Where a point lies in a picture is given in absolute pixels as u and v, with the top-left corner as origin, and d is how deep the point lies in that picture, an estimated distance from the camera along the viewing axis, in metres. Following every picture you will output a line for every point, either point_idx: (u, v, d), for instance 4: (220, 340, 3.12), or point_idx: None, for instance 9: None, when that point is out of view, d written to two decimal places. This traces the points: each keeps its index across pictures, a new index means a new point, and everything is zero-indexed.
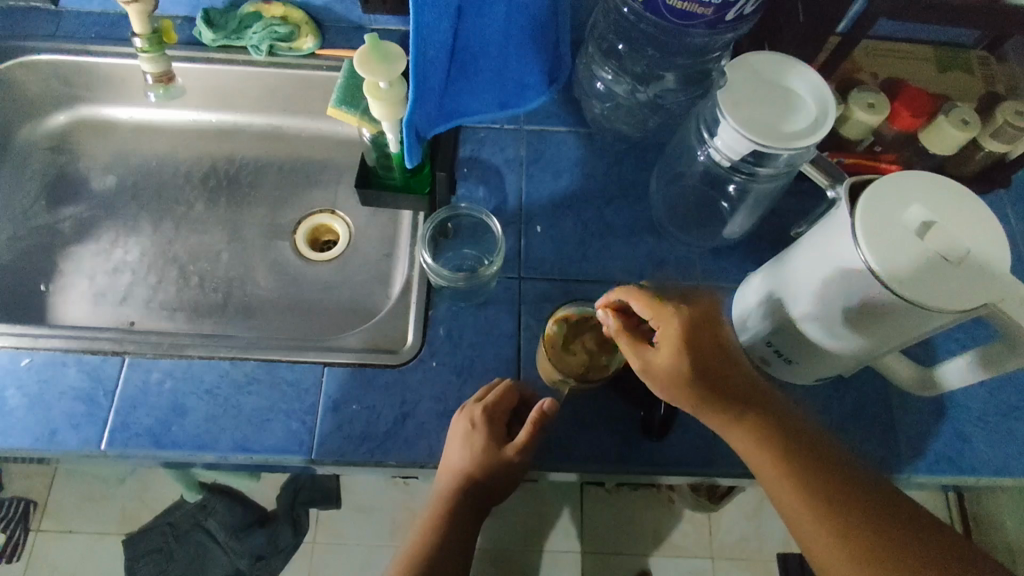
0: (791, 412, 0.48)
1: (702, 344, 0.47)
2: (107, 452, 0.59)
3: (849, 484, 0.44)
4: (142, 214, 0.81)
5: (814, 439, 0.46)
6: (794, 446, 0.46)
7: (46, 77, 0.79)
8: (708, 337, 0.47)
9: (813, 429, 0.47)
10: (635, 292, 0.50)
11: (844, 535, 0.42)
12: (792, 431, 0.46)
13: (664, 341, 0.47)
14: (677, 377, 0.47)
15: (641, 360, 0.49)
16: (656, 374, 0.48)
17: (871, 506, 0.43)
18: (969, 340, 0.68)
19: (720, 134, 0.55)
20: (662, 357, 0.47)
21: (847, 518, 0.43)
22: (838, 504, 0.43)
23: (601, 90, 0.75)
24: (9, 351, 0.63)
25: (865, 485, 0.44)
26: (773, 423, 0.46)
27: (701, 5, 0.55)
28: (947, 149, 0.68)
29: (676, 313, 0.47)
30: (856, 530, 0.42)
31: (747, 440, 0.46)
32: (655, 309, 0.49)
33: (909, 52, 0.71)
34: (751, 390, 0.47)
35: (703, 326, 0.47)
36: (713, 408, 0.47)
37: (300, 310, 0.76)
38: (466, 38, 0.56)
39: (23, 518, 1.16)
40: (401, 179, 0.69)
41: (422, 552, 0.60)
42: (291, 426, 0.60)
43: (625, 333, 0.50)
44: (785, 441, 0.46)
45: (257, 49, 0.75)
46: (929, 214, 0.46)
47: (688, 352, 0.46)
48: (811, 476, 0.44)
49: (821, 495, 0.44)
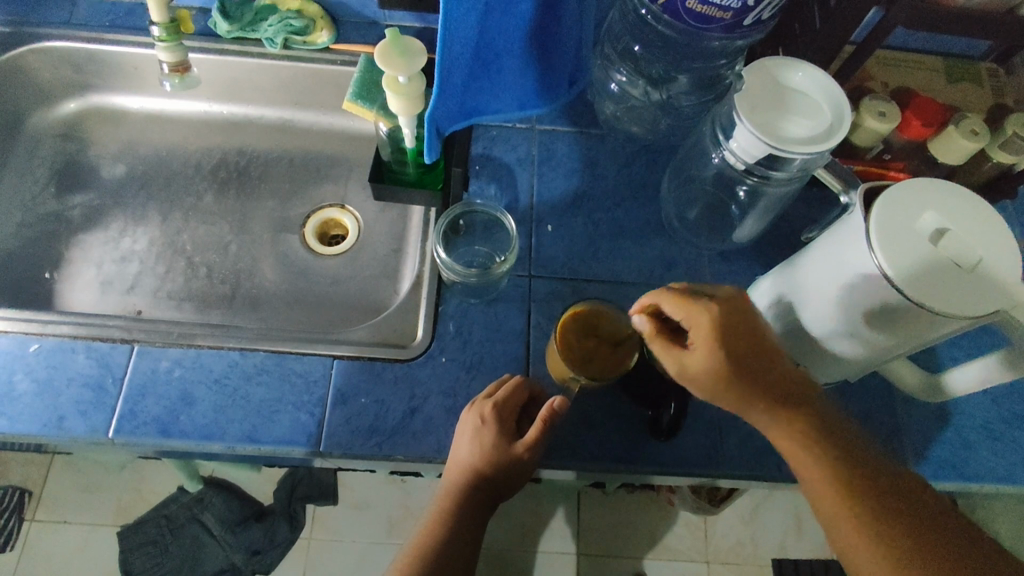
0: (832, 413, 0.48)
1: (741, 341, 0.47)
2: (114, 440, 0.59)
3: (885, 490, 0.45)
4: (151, 204, 0.81)
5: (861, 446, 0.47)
6: (833, 447, 0.46)
7: (59, 63, 0.79)
8: (748, 331, 0.47)
9: (852, 432, 0.48)
10: (665, 295, 0.51)
11: (877, 537, 0.43)
12: (834, 434, 0.47)
13: (701, 342, 0.47)
14: (718, 377, 0.47)
15: (677, 365, 0.49)
16: (693, 376, 0.48)
17: (906, 508, 0.44)
18: (973, 348, 0.69)
19: (737, 138, 0.56)
20: (698, 357, 0.47)
21: (882, 520, 0.44)
22: (874, 508, 0.44)
23: (614, 91, 0.76)
24: (17, 336, 0.62)
25: (897, 486, 0.45)
26: (813, 424, 0.47)
27: (720, 9, 0.55)
28: (958, 158, 0.68)
29: (712, 309, 0.48)
30: (889, 532, 0.43)
31: (790, 446, 0.47)
32: (687, 308, 0.49)
33: (919, 62, 0.72)
34: (796, 391, 0.47)
35: (740, 326, 0.47)
36: (754, 411, 0.47)
37: (308, 302, 0.76)
38: (491, 39, 0.56)
39: (18, 508, 1.15)
40: (415, 175, 0.69)
41: (428, 549, 0.59)
42: (300, 418, 0.60)
43: (657, 337, 0.50)
44: (824, 441, 0.46)
45: (272, 42, 0.76)
46: (944, 221, 0.47)
47: (726, 351, 0.46)
48: (849, 478, 0.45)
49: (860, 502, 0.44)
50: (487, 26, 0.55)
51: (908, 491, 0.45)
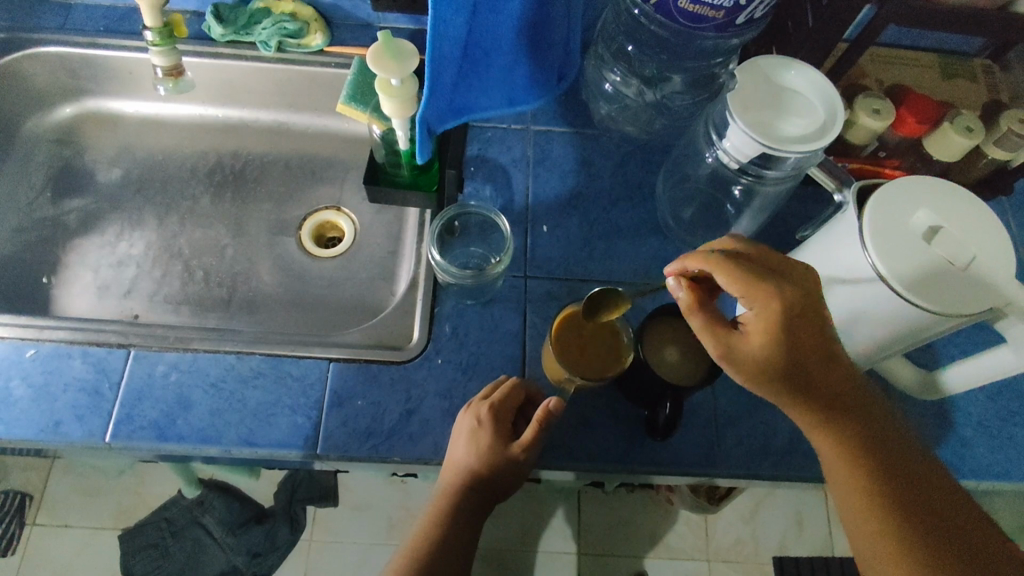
0: (876, 411, 0.47)
1: (801, 331, 0.44)
2: (111, 444, 0.59)
3: (910, 492, 0.45)
4: (147, 208, 0.81)
5: (901, 454, 0.46)
6: (867, 446, 0.46)
7: (54, 68, 0.79)
8: (808, 321, 0.44)
9: (894, 431, 0.47)
10: (717, 263, 0.45)
11: (904, 544, 0.43)
12: (871, 434, 0.46)
13: (759, 327, 0.44)
14: (766, 365, 0.45)
15: (723, 346, 0.46)
16: (739, 360, 0.45)
17: (927, 511, 0.44)
18: (970, 345, 0.69)
19: (730, 137, 0.55)
20: (751, 344, 0.45)
21: (911, 528, 0.43)
22: (902, 511, 0.44)
23: (609, 91, 0.76)
24: (14, 341, 0.63)
25: (924, 488, 0.45)
26: (853, 422, 0.46)
27: (712, 8, 0.55)
28: (952, 156, 0.68)
29: (776, 294, 0.44)
30: (906, 532, 0.43)
31: (824, 438, 0.47)
32: (752, 285, 0.44)
33: (915, 58, 0.71)
34: (842, 387, 0.46)
35: (800, 312, 0.44)
36: (794, 404, 0.46)
37: (305, 305, 0.76)
38: (480, 37, 0.56)
39: (19, 512, 1.15)
40: (409, 177, 0.69)
41: (425, 551, 0.59)
42: (296, 421, 0.61)
43: (699, 310, 0.47)
44: (860, 439, 0.46)
45: (267, 45, 0.76)
46: (937, 218, 0.47)
47: (784, 342, 0.44)
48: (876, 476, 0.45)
49: (882, 500, 0.44)
50: (476, 25, 0.55)
51: (934, 495, 0.45)
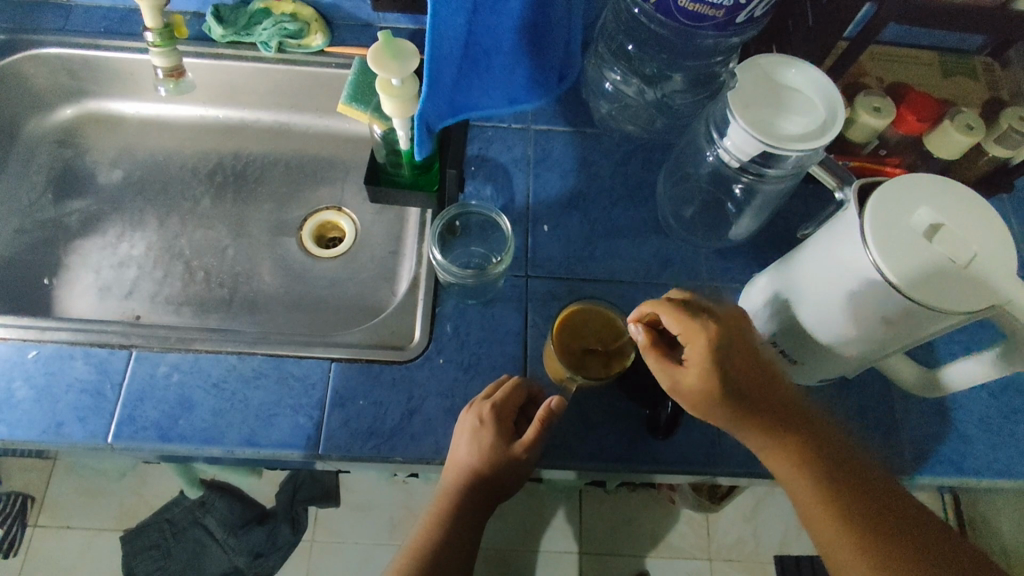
0: (822, 426, 0.50)
1: (733, 362, 0.48)
2: (113, 445, 0.59)
3: (875, 501, 0.46)
4: (148, 209, 0.81)
5: (855, 463, 0.48)
6: (823, 460, 0.47)
7: (55, 70, 0.79)
8: (741, 351, 0.48)
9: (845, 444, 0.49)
10: (660, 304, 0.50)
11: (873, 548, 0.43)
12: (823, 448, 0.48)
13: (695, 361, 0.48)
14: (707, 395, 0.48)
15: (669, 380, 0.49)
16: (685, 392, 0.49)
17: (892, 515, 0.45)
18: (971, 342, 0.69)
19: (730, 135, 0.55)
20: (691, 376, 0.48)
21: (877, 533, 0.44)
22: (866, 516, 0.45)
23: (609, 90, 0.76)
24: (16, 342, 0.63)
25: (887, 495, 0.46)
26: (805, 439, 0.48)
27: (712, 7, 0.55)
28: (952, 154, 0.68)
29: (706, 329, 0.48)
30: (875, 538, 0.44)
31: (779, 458, 0.48)
32: (685, 322, 0.49)
33: (915, 57, 0.72)
34: (787, 409, 0.49)
35: (732, 342, 0.48)
36: (744, 428, 0.48)
37: (306, 305, 0.76)
38: (480, 36, 0.56)
39: (21, 513, 1.15)
40: (410, 177, 0.69)
41: (427, 549, 0.59)
42: (298, 421, 0.61)
43: (652, 348, 0.51)
44: (816, 454, 0.48)
45: (267, 46, 0.76)
46: (939, 216, 0.47)
47: (719, 374, 0.47)
48: (836, 485, 0.46)
49: (846, 507, 0.45)
50: (475, 24, 0.55)
51: (896, 502, 0.46)
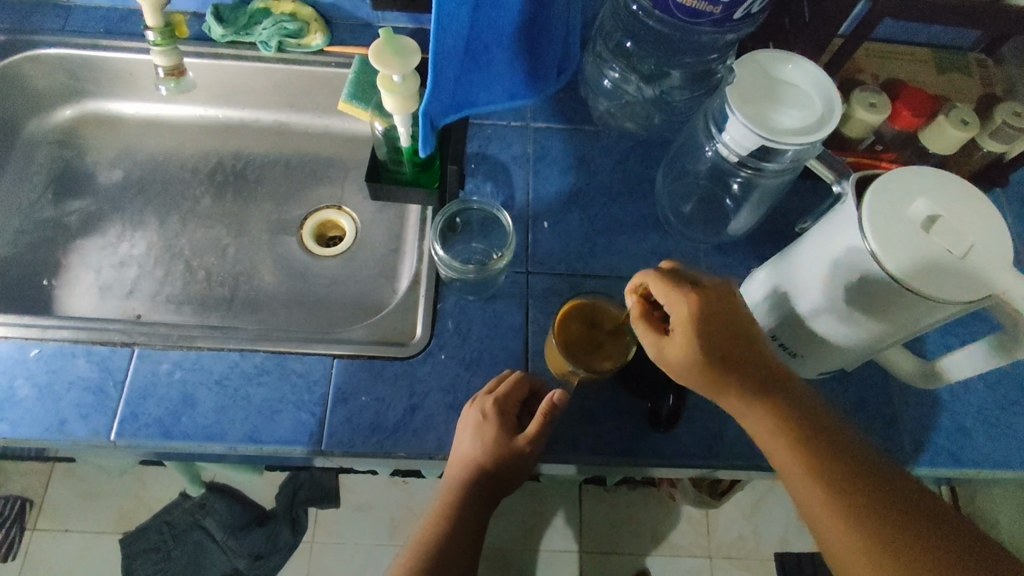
0: (807, 398, 0.49)
1: (715, 328, 0.49)
2: (116, 443, 0.59)
3: (863, 473, 0.45)
4: (148, 209, 0.81)
5: (841, 437, 0.47)
6: (809, 431, 0.47)
7: (54, 70, 0.79)
8: (721, 317, 0.49)
9: (830, 417, 0.49)
10: (653, 279, 0.52)
11: (859, 521, 0.43)
12: (808, 418, 0.48)
13: (679, 327, 0.49)
14: (692, 362, 0.49)
15: (657, 347, 0.51)
16: (673, 362, 0.50)
17: (878, 488, 0.45)
18: (967, 335, 0.70)
19: (729, 129, 0.56)
20: (676, 346, 0.49)
21: (863, 505, 0.44)
22: (852, 490, 0.44)
23: (608, 87, 0.77)
24: (18, 341, 0.63)
25: (875, 467, 0.46)
26: (790, 409, 0.48)
27: (710, 3, 0.56)
28: (947, 148, 0.69)
29: (687, 297, 0.49)
30: (863, 512, 0.43)
31: (761, 427, 0.48)
32: (669, 294, 0.50)
33: (908, 53, 0.73)
34: (769, 377, 0.49)
35: (715, 310, 0.49)
36: (729, 395, 0.49)
37: (307, 303, 0.76)
38: (480, 30, 0.57)
39: (19, 516, 1.15)
40: (411, 174, 0.69)
41: (430, 544, 0.59)
42: (301, 417, 0.61)
43: (642, 318, 0.52)
44: (801, 425, 0.47)
45: (267, 45, 0.76)
46: (935, 208, 0.48)
47: (702, 339, 0.48)
48: (821, 455, 0.46)
49: (832, 481, 0.45)
50: (477, 18, 0.55)
51: (883, 475, 0.45)
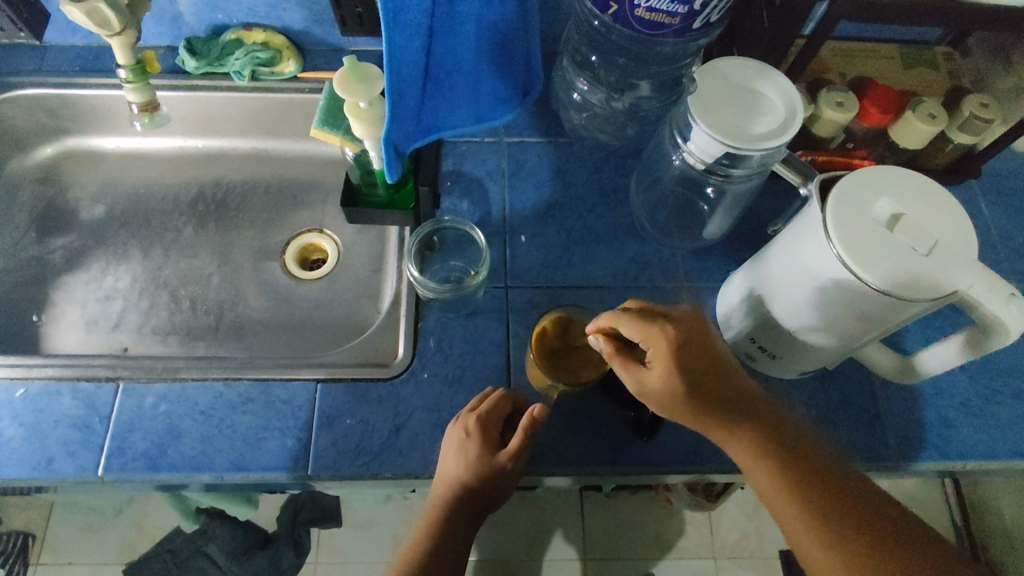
0: (783, 419, 0.49)
1: (693, 361, 0.48)
2: (104, 478, 0.60)
3: (840, 492, 0.46)
4: (131, 242, 0.82)
5: (816, 456, 0.48)
6: (787, 452, 0.47)
7: (32, 110, 0.80)
8: (697, 350, 0.48)
9: (806, 437, 0.49)
10: (616, 316, 0.50)
11: (840, 541, 0.44)
12: (785, 440, 0.48)
13: (658, 362, 0.48)
14: (672, 395, 0.48)
15: (637, 381, 0.50)
16: (653, 393, 0.49)
17: (856, 506, 0.45)
18: (947, 327, 0.70)
19: (693, 138, 0.57)
20: (656, 376, 0.48)
21: (842, 525, 0.44)
22: (832, 510, 0.45)
23: (577, 100, 0.77)
24: (4, 381, 0.63)
25: (852, 485, 0.46)
26: (767, 432, 0.48)
27: (667, 14, 0.57)
28: (917, 143, 0.70)
29: (664, 332, 0.48)
30: (842, 532, 0.44)
31: (743, 450, 0.48)
32: (645, 329, 0.49)
33: (874, 50, 0.73)
34: (746, 403, 0.49)
35: (692, 343, 0.48)
36: (710, 423, 0.48)
37: (292, 327, 0.77)
38: (440, 59, 0.58)
39: (22, 552, 1.16)
40: (385, 196, 0.70)
41: (417, 563, 0.60)
42: (286, 443, 0.61)
43: (617, 354, 0.51)
44: (779, 446, 0.48)
45: (240, 75, 0.77)
46: (899, 207, 0.48)
47: (680, 373, 0.47)
48: (799, 476, 0.46)
49: (811, 501, 0.45)
50: (434, 47, 0.56)
51: (860, 493, 0.46)
